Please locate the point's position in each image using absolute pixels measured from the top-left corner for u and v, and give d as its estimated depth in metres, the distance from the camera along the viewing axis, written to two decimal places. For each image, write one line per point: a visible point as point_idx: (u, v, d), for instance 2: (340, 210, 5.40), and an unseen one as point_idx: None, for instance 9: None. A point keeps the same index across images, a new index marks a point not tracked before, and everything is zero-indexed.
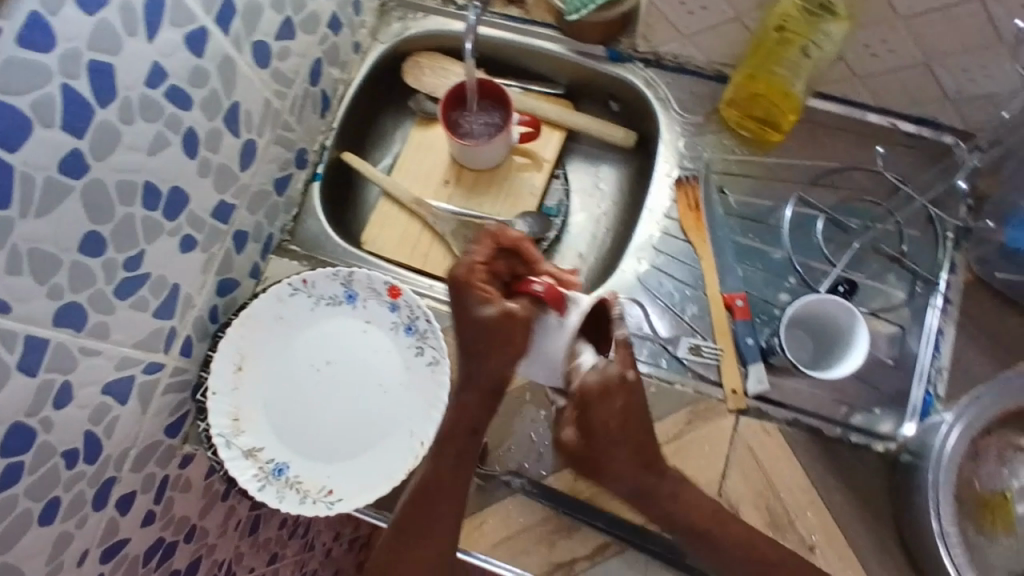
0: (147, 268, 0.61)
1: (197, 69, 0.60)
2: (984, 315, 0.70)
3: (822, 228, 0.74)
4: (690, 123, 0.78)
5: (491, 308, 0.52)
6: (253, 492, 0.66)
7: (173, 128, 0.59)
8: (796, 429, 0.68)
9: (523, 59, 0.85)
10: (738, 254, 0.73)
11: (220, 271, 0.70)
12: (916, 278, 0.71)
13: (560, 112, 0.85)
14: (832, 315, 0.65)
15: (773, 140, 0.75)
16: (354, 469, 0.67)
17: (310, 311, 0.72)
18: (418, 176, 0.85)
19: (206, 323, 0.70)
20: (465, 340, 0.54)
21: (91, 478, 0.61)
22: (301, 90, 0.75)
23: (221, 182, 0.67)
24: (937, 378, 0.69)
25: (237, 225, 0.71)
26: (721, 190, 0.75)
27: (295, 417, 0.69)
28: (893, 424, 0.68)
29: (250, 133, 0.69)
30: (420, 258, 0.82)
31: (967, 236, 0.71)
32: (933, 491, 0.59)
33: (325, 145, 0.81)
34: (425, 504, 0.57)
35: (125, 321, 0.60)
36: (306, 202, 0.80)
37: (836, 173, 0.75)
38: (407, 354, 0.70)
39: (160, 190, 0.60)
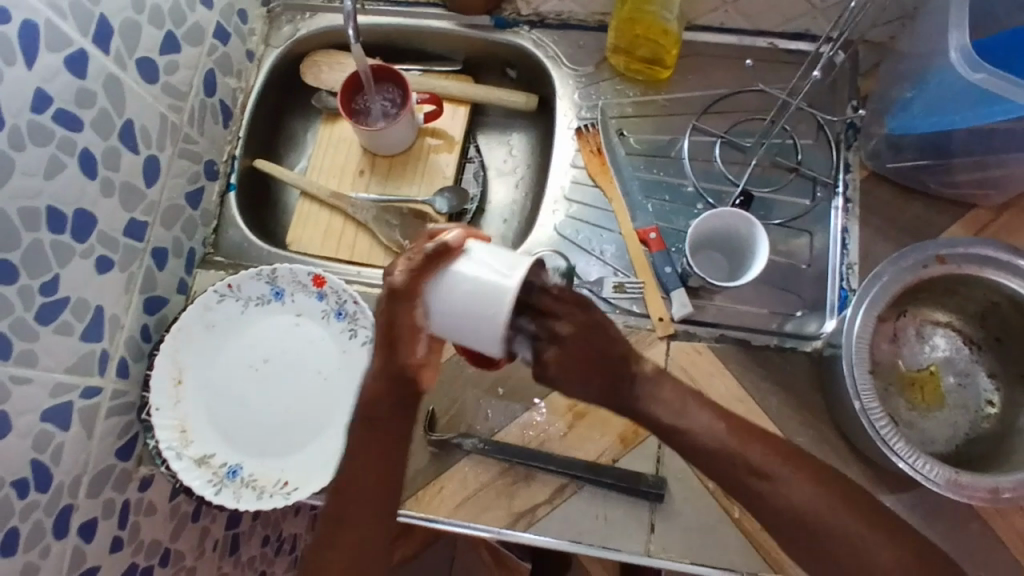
0: (64, 291, 0.61)
1: (81, 90, 0.61)
2: (881, 205, 0.74)
3: (721, 151, 0.77)
4: (583, 75, 0.81)
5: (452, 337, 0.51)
6: (210, 497, 0.66)
7: (67, 150, 0.60)
8: (726, 343, 0.71)
9: (415, 42, 0.87)
10: (644, 189, 0.76)
11: (144, 289, 0.71)
12: (816, 184, 0.75)
13: (459, 87, 0.87)
14: (733, 229, 0.68)
15: (663, 77, 0.78)
16: (307, 457, 0.68)
17: (241, 314, 0.73)
18: (332, 171, 0.86)
19: (139, 343, 0.71)
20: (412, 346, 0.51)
21: (45, 508, 0.61)
22: (198, 102, 0.76)
23: (128, 201, 0.67)
24: (850, 273, 0.72)
25: (154, 242, 0.72)
26: (621, 133, 0.78)
27: (242, 419, 0.70)
28: (816, 323, 0.72)
29: (150, 149, 0.70)
30: (347, 250, 0.83)
31: (857, 135, 0.75)
32: (850, 374, 0.61)
33: (234, 154, 0.82)
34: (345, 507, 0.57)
35: (52, 347, 0.61)
36: (224, 213, 0.81)
37: (726, 99, 0.78)
38: (342, 339, 0.72)
39: (64, 212, 0.60)
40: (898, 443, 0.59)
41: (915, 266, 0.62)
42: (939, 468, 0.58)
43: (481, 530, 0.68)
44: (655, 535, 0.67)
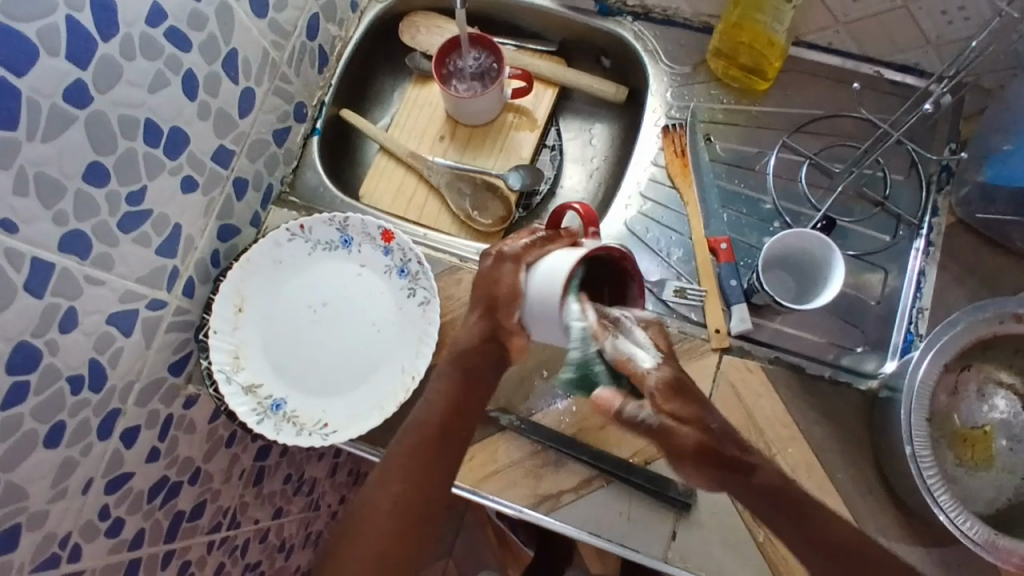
0: (148, 204, 0.63)
1: (194, 12, 0.63)
2: (963, 254, 0.72)
3: (806, 173, 0.75)
4: (678, 74, 0.80)
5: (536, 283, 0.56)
6: (252, 425, 0.68)
7: (172, 68, 0.62)
8: (779, 366, 0.70)
9: (516, 17, 0.87)
10: (721, 198, 0.75)
11: (221, 216, 0.73)
12: (899, 222, 0.73)
13: (552, 68, 0.87)
14: (810, 252, 0.67)
15: (760, 88, 0.77)
16: (348, 403, 0.70)
17: (307, 255, 0.74)
18: (413, 132, 0.87)
19: (207, 266, 0.73)
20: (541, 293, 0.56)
21: (96, 406, 0.64)
22: (299, 43, 0.77)
23: (220, 127, 0.69)
24: (918, 318, 0.70)
25: (237, 172, 0.73)
26: (707, 138, 0.77)
27: (293, 356, 0.72)
28: (876, 363, 0.70)
29: (248, 81, 0.71)
30: (416, 211, 0.85)
31: (950, 179, 0.73)
32: (906, 419, 0.60)
33: (323, 101, 0.84)
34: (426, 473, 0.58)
35: (128, 256, 0.63)
36: (305, 156, 0.83)
37: (821, 121, 0.76)
38: (400, 296, 0.73)
39: (160, 128, 0.62)
40: (942, 495, 0.58)
41: (991, 319, 0.61)
42: (980, 527, 0.56)
43: (505, 506, 0.68)
44: (675, 544, 0.66)
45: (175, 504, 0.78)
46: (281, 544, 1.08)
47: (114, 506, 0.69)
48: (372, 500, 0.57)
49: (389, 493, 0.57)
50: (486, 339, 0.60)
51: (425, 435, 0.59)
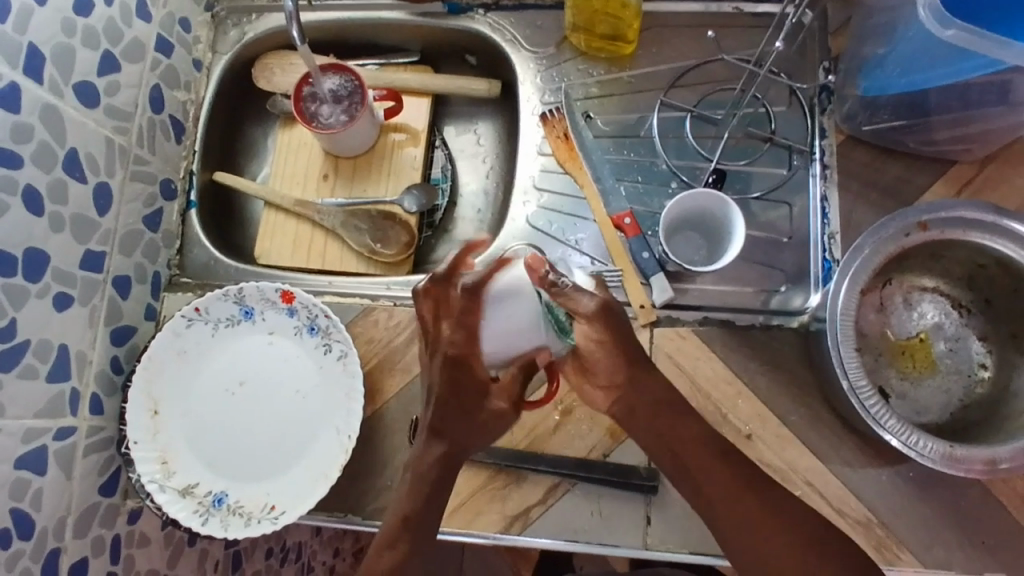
0: (23, 335, 0.59)
1: (17, 125, 0.58)
2: (859, 169, 0.72)
3: (691, 126, 0.74)
4: (543, 56, 0.78)
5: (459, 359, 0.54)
6: (197, 528, 0.65)
7: (9, 189, 0.57)
8: (709, 326, 0.69)
9: (370, 35, 0.84)
10: (616, 172, 0.74)
11: (110, 321, 0.69)
12: (791, 152, 0.73)
13: (418, 78, 0.83)
14: (709, 209, 0.66)
15: (626, 53, 0.75)
16: (291, 478, 0.67)
17: (212, 337, 0.71)
18: (295, 177, 0.84)
19: (110, 376, 0.69)
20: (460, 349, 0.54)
21: (32, 554, 0.60)
22: (146, 120, 0.73)
23: (81, 232, 0.65)
24: (832, 243, 0.70)
25: (114, 271, 0.69)
26: (587, 115, 0.75)
27: (223, 445, 0.68)
28: (802, 298, 0.70)
29: (100, 176, 0.67)
30: (319, 258, 0.81)
31: (831, 98, 0.73)
32: (836, 354, 0.59)
33: (191, 170, 0.79)
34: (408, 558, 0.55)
35: (16, 393, 0.59)
36: (187, 232, 0.79)
37: (694, 70, 0.75)
38: (317, 354, 0.70)
39: (13, 254, 0.58)
40: (889, 421, 0.58)
41: (897, 234, 0.60)
42: (933, 444, 0.57)
43: (476, 536, 0.67)
44: (652, 528, 0.66)
45: None
46: None
47: None
48: None
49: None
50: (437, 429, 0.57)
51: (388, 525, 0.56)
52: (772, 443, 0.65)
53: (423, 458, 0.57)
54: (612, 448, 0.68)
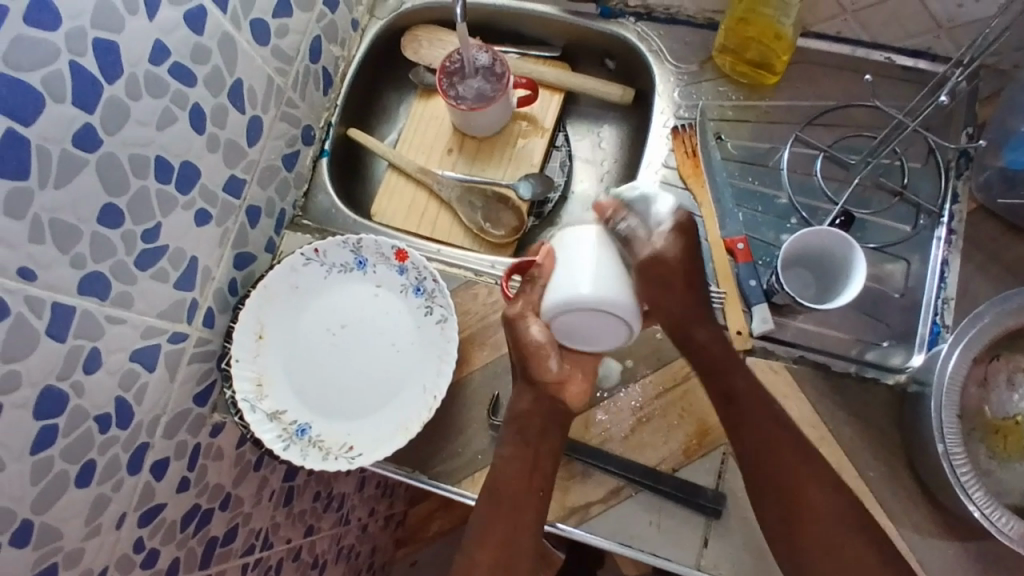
0: (164, 240, 0.64)
1: (197, 47, 0.63)
2: (985, 241, 0.70)
3: (821, 166, 0.74)
4: (685, 73, 0.79)
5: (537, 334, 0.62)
6: (278, 452, 0.68)
7: (179, 104, 0.62)
8: (803, 365, 0.69)
9: (518, 25, 0.87)
10: (736, 197, 0.74)
11: (235, 245, 0.73)
12: (919, 211, 0.72)
13: (557, 74, 0.86)
14: (828, 249, 0.65)
15: (768, 82, 0.76)
16: (372, 425, 0.70)
17: (324, 279, 0.75)
18: (421, 146, 0.87)
19: (226, 296, 0.73)
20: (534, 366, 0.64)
21: (124, 442, 0.64)
22: (302, 67, 0.77)
23: (230, 158, 0.69)
24: (944, 309, 0.69)
25: (249, 201, 0.74)
26: (718, 136, 0.76)
27: (316, 380, 0.72)
28: (902, 357, 0.69)
29: (255, 109, 0.71)
30: (429, 225, 0.85)
31: (969, 163, 0.71)
32: (937, 417, 0.59)
33: (330, 121, 0.84)
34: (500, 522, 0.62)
35: (147, 292, 0.63)
36: (316, 178, 0.83)
37: (833, 112, 0.75)
38: (417, 314, 0.73)
39: (171, 164, 0.63)
40: (976, 492, 0.57)
41: (1019, 310, 0.59)
42: (1015, 523, 0.56)
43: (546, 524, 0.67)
44: (708, 551, 0.65)
45: (208, 531, 0.79)
46: (314, 561, 1.09)
47: (148, 537, 0.70)
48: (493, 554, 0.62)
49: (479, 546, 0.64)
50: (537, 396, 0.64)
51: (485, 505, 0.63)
52: None
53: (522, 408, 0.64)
54: (682, 464, 0.68)
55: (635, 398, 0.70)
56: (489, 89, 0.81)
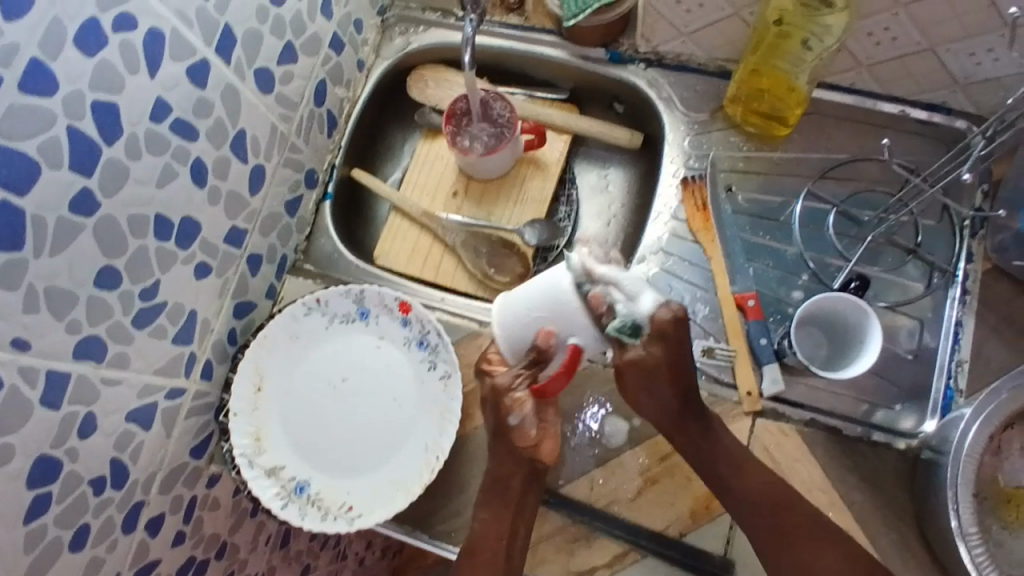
0: (162, 297, 0.62)
1: (200, 100, 0.61)
2: (1000, 302, 0.69)
3: (833, 222, 0.73)
4: (696, 121, 0.78)
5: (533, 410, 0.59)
6: (276, 510, 0.67)
7: (180, 160, 0.61)
8: (814, 429, 0.67)
9: (526, 67, 0.86)
10: (747, 251, 0.73)
11: (236, 295, 0.72)
12: (933, 269, 0.70)
13: (565, 117, 0.85)
14: (842, 314, 0.64)
15: (780, 134, 0.75)
16: (374, 484, 0.68)
17: (325, 329, 0.73)
18: (426, 188, 0.86)
19: (225, 346, 0.72)
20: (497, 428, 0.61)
21: (119, 503, 0.63)
22: (307, 111, 0.76)
23: (231, 209, 0.68)
24: (958, 372, 0.68)
25: (250, 249, 0.72)
26: (728, 188, 0.75)
27: (316, 435, 0.70)
28: (914, 421, 0.67)
29: (258, 158, 0.70)
30: (433, 270, 0.83)
31: (984, 223, 0.70)
32: (952, 492, 0.57)
33: (334, 163, 0.83)
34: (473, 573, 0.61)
35: (144, 350, 0.62)
36: (318, 221, 0.81)
37: (846, 165, 0.74)
38: (420, 368, 0.72)
39: (171, 220, 0.61)
40: (991, 574, 0.56)
41: None
42: None
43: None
44: None
45: None
46: None
47: None
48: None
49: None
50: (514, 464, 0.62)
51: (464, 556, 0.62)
52: None
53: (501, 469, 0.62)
54: (689, 528, 0.66)
55: (642, 458, 0.69)
56: (480, 138, 0.80)
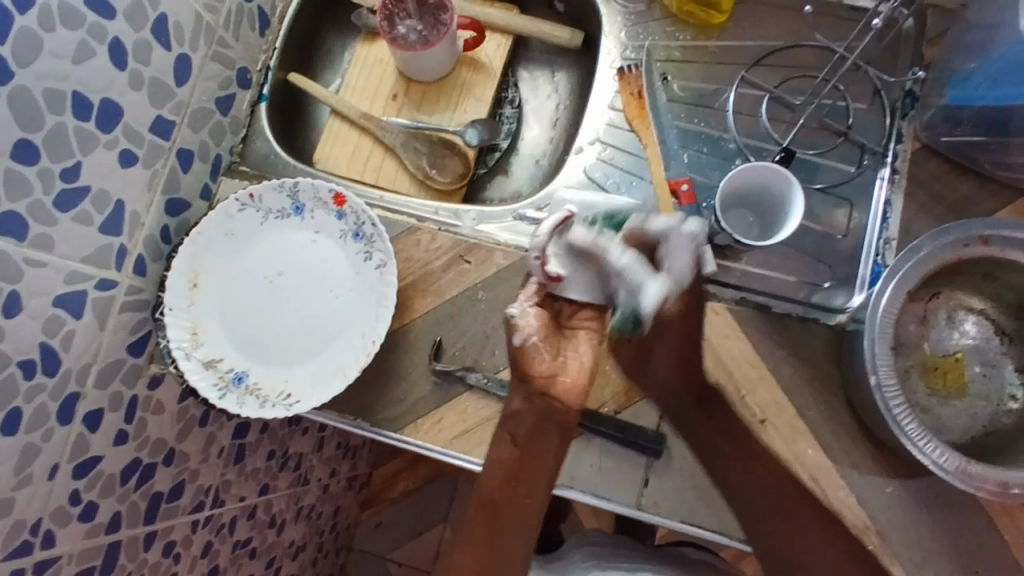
0: (86, 181, 0.61)
1: None
2: (928, 181, 0.70)
3: (767, 108, 0.73)
4: (632, 12, 0.77)
5: (554, 367, 0.53)
6: (214, 400, 0.67)
7: (98, 38, 0.59)
8: (745, 306, 0.68)
9: None
10: (681, 138, 0.73)
11: (167, 190, 0.71)
12: (863, 151, 0.71)
13: (504, 15, 0.84)
14: (766, 185, 0.66)
15: (716, 22, 0.75)
16: (312, 373, 0.69)
17: (260, 224, 0.72)
18: (366, 91, 0.85)
19: (158, 243, 0.71)
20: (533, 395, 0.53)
21: (53, 391, 0.62)
22: (235, 5, 0.74)
23: (156, 97, 0.67)
24: (886, 249, 0.69)
25: (180, 143, 0.71)
26: (664, 77, 0.75)
27: (254, 329, 0.71)
28: (844, 297, 0.69)
29: (183, 47, 0.68)
30: (373, 174, 0.82)
31: (914, 105, 0.71)
32: (871, 349, 0.58)
33: (268, 65, 0.81)
34: (496, 522, 0.57)
35: (70, 235, 0.61)
36: (253, 123, 0.81)
37: (780, 53, 0.74)
38: (357, 260, 0.72)
39: (90, 101, 0.60)
40: (911, 425, 0.57)
41: (956, 243, 0.59)
42: (951, 456, 0.56)
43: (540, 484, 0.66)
44: (647, 491, 0.65)
45: (151, 486, 0.77)
46: (271, 520, 1.06)
47: (85, 489, 0.68)
48: (509, 537, 0.58)
49: (507, 532, 0.58)
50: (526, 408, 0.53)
51: (481, 502, 0.57)
52: (784, 434, 0.65)
53: (512, 412, 0.54)
54: (623, 407, 0.67)
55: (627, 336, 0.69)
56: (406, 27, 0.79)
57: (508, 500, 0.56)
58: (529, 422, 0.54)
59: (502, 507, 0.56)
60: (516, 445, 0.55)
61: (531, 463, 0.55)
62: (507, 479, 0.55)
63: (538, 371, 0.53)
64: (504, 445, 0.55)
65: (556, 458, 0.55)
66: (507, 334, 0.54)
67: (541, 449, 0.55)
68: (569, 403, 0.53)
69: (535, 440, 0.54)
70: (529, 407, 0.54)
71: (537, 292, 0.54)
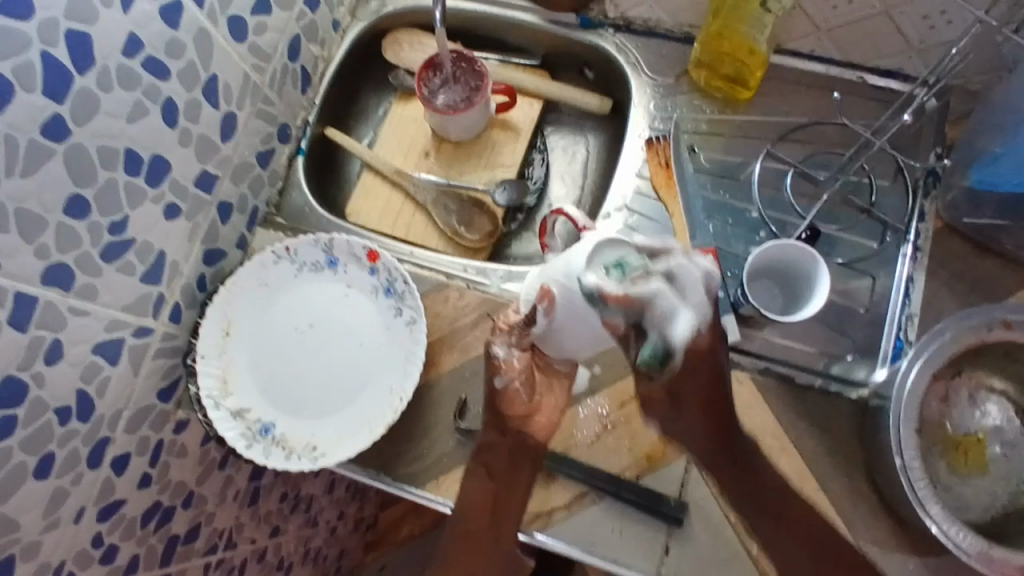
0: (131, 233, 0.63)
1: (172, 40, 0.63)
2: (948, 259, 0.72)
3: (791, 182, 0.75)
4: (662, 85, 0.80)
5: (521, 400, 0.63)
6: (241, 450, 0.68)
7: (152, 98, 0.62)
8: (767, 376, 0.69)
9: (499, 31, 0.87)
10: (707, 209, 0.75)
11: (206, 241, 0.73)
12: (885, 228, 0.73)
13: (537, 82, 0.86)
14: (791, 261, 0.67)
15: (743, 97, 0.77)
16: (337, 427, 0.70)
17: (293, 276, 0.75)
18: (399, 148, 0.87)
19: (194, 291, 0.73)
20: (503, 429, 0.65)
21: (85, 436, 0.63)
22: (281, 65, 0.77)
23: (202, 153, 0.69)
24: (908, 324, 0.69)
25: (221, 196, 0.73)
26: (692, 148, 0.77)
27: (282, 379, 0.72)
28: (866, 371, 0.69)
29: (230, 105, 0.71)
30: (404, 228, 0.84)
31: (937, 183, 0.72)
32: (895, 430, 0.59)
33: (307, 120, 0.84)
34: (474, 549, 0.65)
35: (112, 285, 0.63)
36: (290, 175, 0.83)
37: (805, 128, 0.76)
38: (387, 314, 0.73)
39: (141, 157, 0.62)
40: (934, 507, 0.57)
41: (980, 327, 0.60)
42: (972, 538, 0.56)
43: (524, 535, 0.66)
44: (669, 559, 0.65)
45: (169, 529, 0.77)
46: (280, 563, 1.06)
47: (107, 533, 0.69)
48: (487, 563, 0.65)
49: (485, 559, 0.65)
50: (502, 441, 0.65)
51: (460, 529, 0.66)
52: None
53: (489, 442, 0.65)
54: (645, 471, 0.68)
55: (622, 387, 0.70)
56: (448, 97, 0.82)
57: (483, 531, 0.64)
58: (501, 456, 0.65)
59: (479, 536, 0.65)
60: (489, 479, 0.65)
61: (504, 493, 0.64)
62: (484, 514, 0.65)
63: (514, 411, 0.63)
64: (479, 473, 0.66)
65: (524, 489, 0.65)
66: (492, 373, 0.61)
67: (511, 483, 0.65)
68: (537, 437, 0.66)
69: (509, 476, 0.65)
70: (503, 441, 0.65)
71: (522, 341, 0.58)
